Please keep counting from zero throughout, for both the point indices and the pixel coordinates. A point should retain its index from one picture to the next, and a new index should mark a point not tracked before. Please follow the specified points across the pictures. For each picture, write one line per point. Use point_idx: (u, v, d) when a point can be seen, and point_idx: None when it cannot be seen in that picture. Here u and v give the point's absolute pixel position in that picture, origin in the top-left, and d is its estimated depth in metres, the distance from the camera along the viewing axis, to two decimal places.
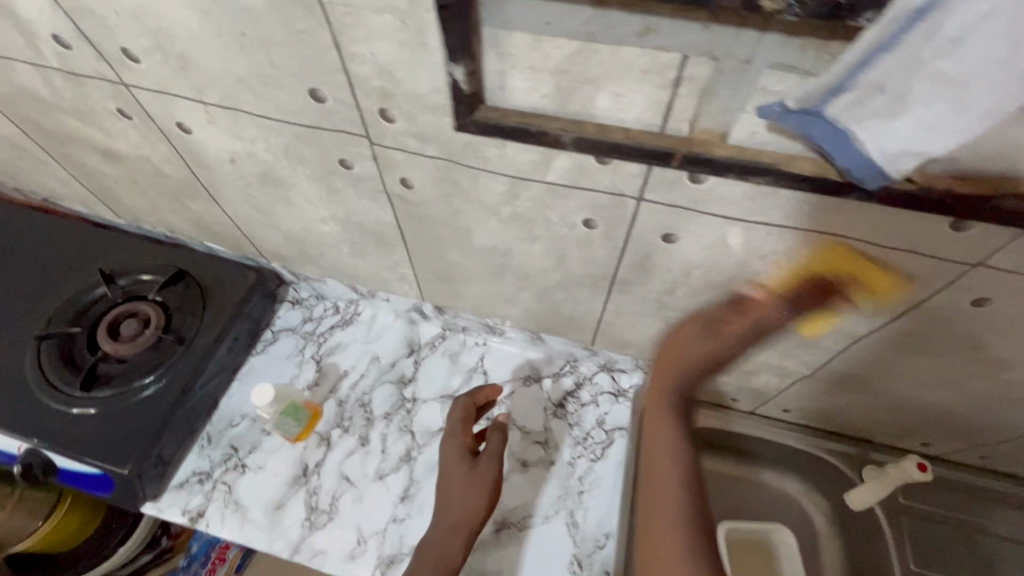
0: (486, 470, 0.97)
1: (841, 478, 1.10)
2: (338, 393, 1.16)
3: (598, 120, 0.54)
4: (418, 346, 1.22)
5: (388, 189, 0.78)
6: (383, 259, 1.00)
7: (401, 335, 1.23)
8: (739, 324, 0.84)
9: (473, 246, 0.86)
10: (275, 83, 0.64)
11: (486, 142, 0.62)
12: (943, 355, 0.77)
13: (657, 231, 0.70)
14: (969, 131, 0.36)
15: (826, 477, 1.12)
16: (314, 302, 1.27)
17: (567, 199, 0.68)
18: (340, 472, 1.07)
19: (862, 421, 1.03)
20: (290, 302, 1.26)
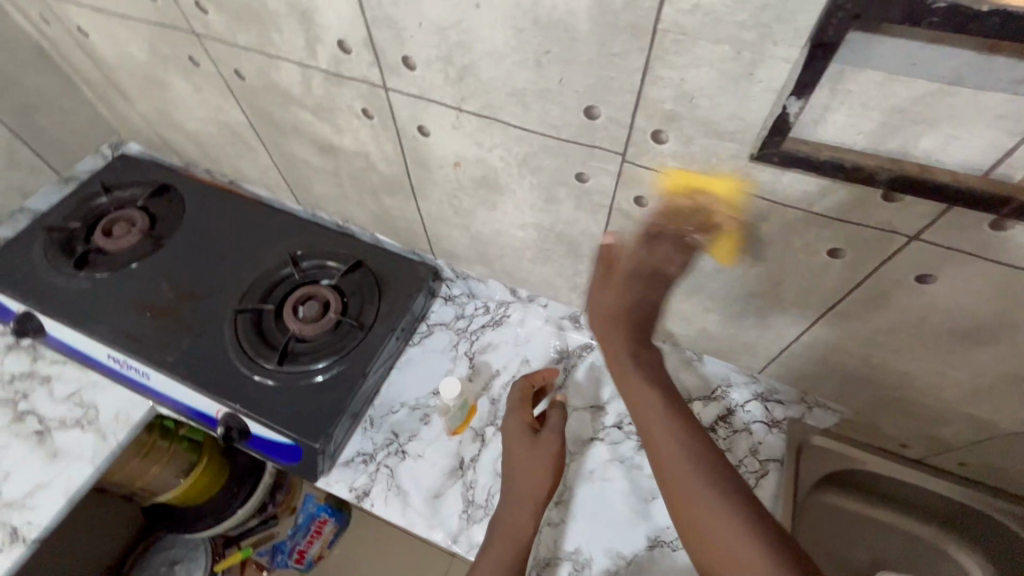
0: (548, 448, 1.00)
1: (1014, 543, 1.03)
2: (491, 392, 1.19)
3: (915, 157, 0.54)
4: (567, 354, 1.23)
5: (613, 204, 0.80)
6: (566, 268, 1.02)
7: (551, 342, 1.25)
8: (953, 373, 0.81)
9: (679, 265, 0.87)
10: (553, 98, 0.67)
11: (764, 171, 0.63)
12: None
13: (909, 271, 0.68)
14: None
15: (991, 532, 1.05)
16: (466, 300, 1.31)
17: (829, 230, 0.67)
18: (495, 469, 1.10)
19: None
20: (443, 298, 1.31)
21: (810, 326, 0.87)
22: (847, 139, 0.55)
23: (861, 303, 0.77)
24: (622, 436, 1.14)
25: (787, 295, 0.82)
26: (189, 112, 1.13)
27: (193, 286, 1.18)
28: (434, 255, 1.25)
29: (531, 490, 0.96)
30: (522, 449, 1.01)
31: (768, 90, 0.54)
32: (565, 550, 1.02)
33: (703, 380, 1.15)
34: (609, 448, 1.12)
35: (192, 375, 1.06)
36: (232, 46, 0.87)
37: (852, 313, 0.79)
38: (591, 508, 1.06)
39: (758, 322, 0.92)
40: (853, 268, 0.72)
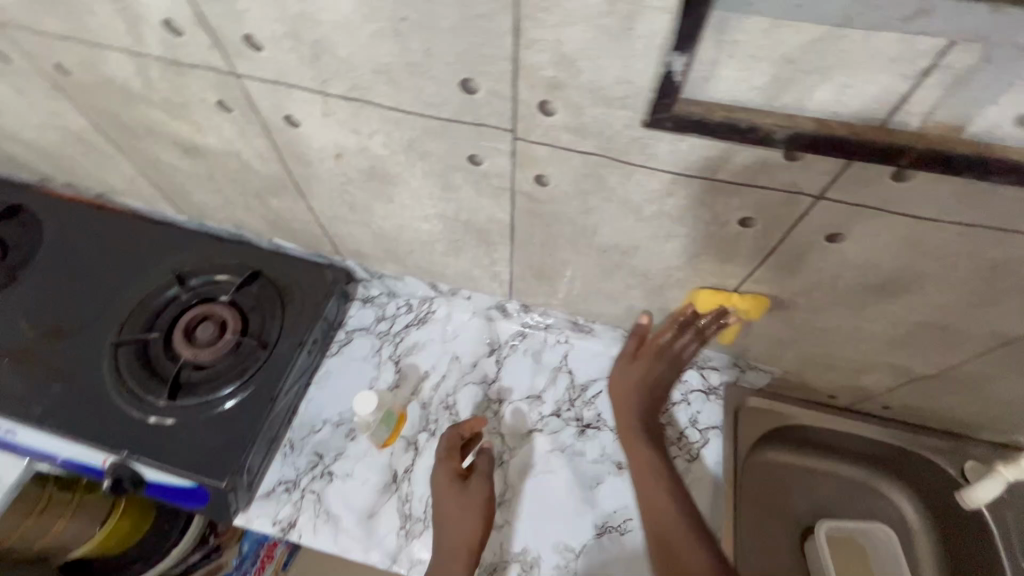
0: (477, 497, 0.96)
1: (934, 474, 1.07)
2: (421, 395, 1.12)
3: (811, 110, 0.49)
4: (498, 345, 1.17)
5: (515, 186, 0.73)
6: (481, 257, 0.95)
7: (480, 335, 1.18)
8: (872, 325, 0.80)
9: (594, 245, 0.82)
10: (424, 73, 0.58)
11: (662, 138, 0.57)
12: None
13: (820, 230, 0.65)
14: None
15: (916, 467, 1.09)
16: (386, 301, 1.21)
17: (736, 196, 0.63)
18: (432, 478, 1.03)
19: (968, 417, 0.99)
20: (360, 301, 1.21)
21: (733, 294, 0.84)
22: (741, 97, 0.50)
23: (775, 266, 0.74)
24: (562, 423, 1.09)
25: (706, 265, 0.78)
26: (22, 120, 0.96)
27: (63, 320, 1.03)
28: (343, 257, 1.14)
29: (463, 542, 0.91)
30: (454, 504, 0.94)
31: (650, 46, 0.47)
32: (512, 551, 0.97)
33: None
34: (549, 439, 1.08)
35: (69, 425, 0.92)
36: (46, 36, 0.73)
37: (771, 278, 0.77)
38: (534, 506, 1.01)
39: (682, 296, 0.88)
40: (766, 233, 0.68)
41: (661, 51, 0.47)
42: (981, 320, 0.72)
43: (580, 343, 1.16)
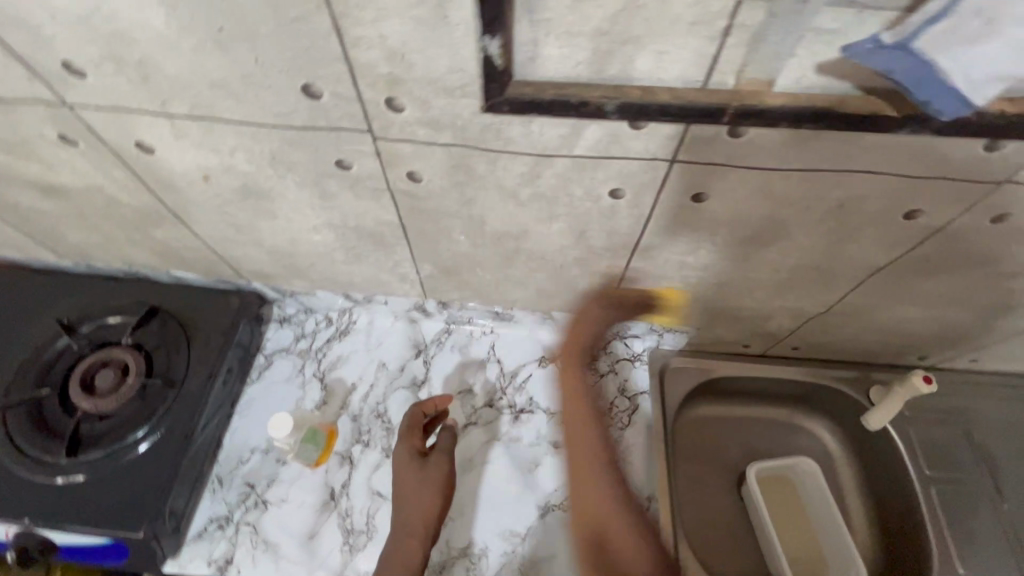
0: (436, 473, 0.94)
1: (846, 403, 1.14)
2: (349, 408, 1.08)
3: (635, 79, 0.51)
4: (424, 346, 1.14)
5: (391, 186, 0.72)
6: (383, 261, 0.94)
7: (405, 338, 1.15)
8: (758, 273, 0.84)
9: (486, 234, 0.82)
10: (261, 82, 0.57)
11: (511, 120, 0.58)
12: (944, 282, 0.81)
13: (684, 191, 0.67)
14: None
15: (829, 399, 1.16)
16: (304, 317, 1.17)
17: (599, 168, 0.64)
18: (370, 488, 1.00)
19: (868, 343, 1.05)
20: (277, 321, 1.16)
21: (629, 263, 0.86)
22: (568, 72, 0.51)
23: (656, 231, 0.76)
24: (496, 413, 1.07)
25: (594, 239, 0.80)
26: None
27: None
28: (248, 280, 1.09)
29: (418, 519, 0.90)
30: (412, 481, 0.93)
31: (468, 31, 0.48)
32: (459, 547, 0.95)
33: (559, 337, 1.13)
34: (485, 430, 1.06)
35: None
36: None
37: (657, 243, 0.79)
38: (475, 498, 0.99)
39: (582, 271, 0.90)
40: (638, 201, 0.70)
41: (478, 36, 0.47)
42: (847, 255, 0.77)
43: (504, 332, 1.15)
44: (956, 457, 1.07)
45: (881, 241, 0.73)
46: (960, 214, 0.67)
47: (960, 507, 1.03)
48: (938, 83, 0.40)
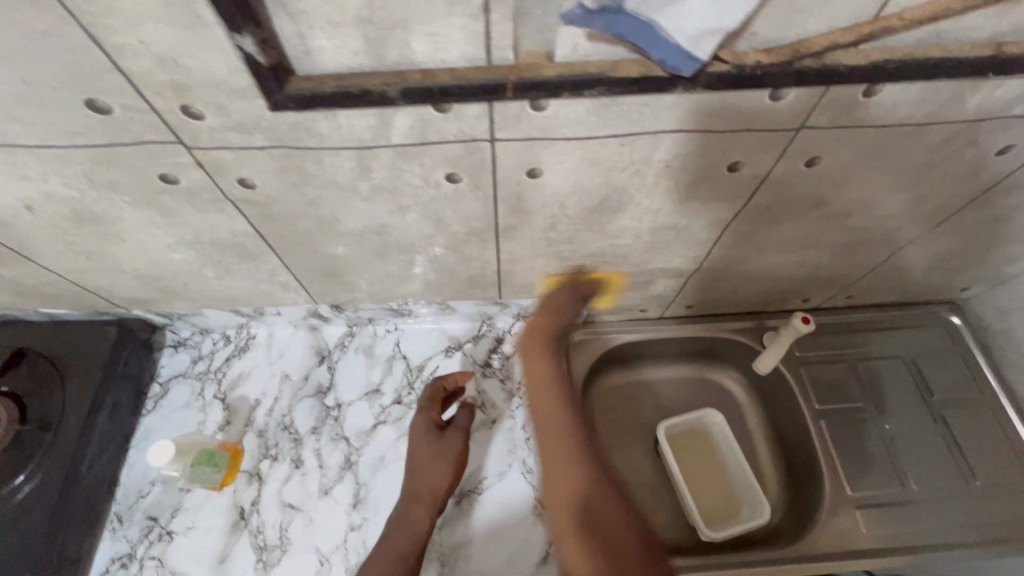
0: (451, 445, 0.92)
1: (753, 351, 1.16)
2: (254, 426, 1.02)
3: (413, 66, 0.53)
4: (327, 352, 1.09)
5: (227, 197, 0.70)
6: (258, 271, 0.90)
7: (307, 348, 1.09)
8: (625, 241, 0.86)
9: (348, 236, 0.81)
10: (42, 102, 0.55)
11: (320, 116, 0.58)
12: (792, 228, 0.85)
13: (519, 168, 0.68)
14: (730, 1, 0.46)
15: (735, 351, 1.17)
16: (200, 339, 1.11)
17: (425, 155, 0.65)
18: (281, 503, 0.95)
19: (768, 290, 1.05)
20: (171, 347, 1.10)
21: (500, 248, 0.86)
22: (349, 65, 0.52)
23: (510, 212, 0.77)
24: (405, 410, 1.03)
25: (455, 227, 0.80)
26: None
27: None
28: (123, 308, 1.02)
29: (428, 490, 0.89)
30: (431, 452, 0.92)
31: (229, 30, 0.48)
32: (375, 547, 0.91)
33: (462, 324, 1.09)
34: (395, 428, 1.01)
35: None
36: None
37: (517, 224, 0.79)
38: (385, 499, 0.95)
39: (459, 261, 0.89)
40: (479, 183, 0.70)
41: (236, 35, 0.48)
42: (697, 211, 0.79)
43: (409, 325, 1.10)
44: (847, 393, 1.07)
45: (721, 195, 0.76)
46: (779, 161, 0.70)
47: (854, 442, 1.03)
48: (662, 39, 0.48)
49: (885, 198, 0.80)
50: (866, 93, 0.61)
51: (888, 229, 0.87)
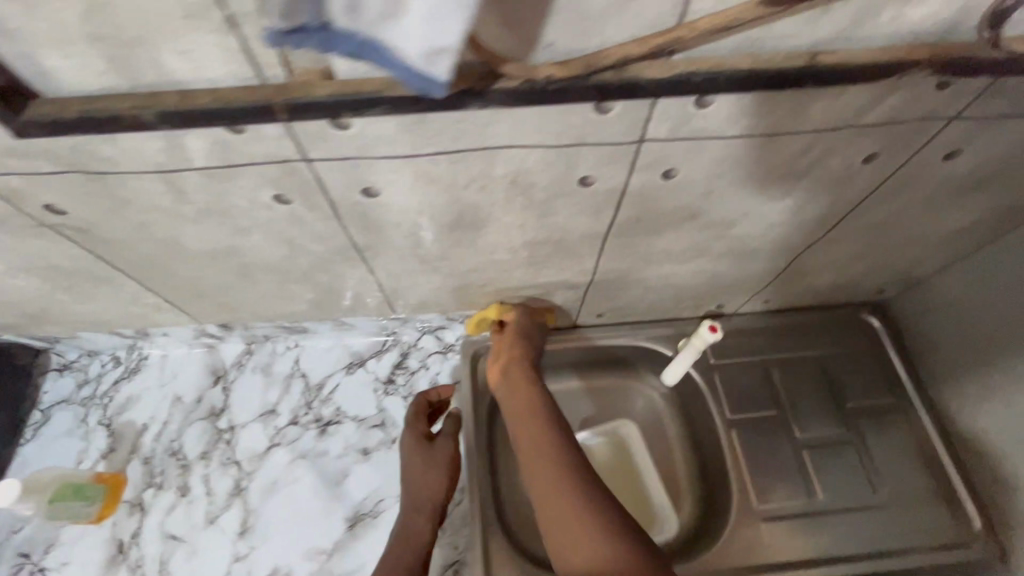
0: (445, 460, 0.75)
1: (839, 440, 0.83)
2: (134, 450, 0.78)
3: (231, 58, 0.34)
4: (222, 372, 0.84)
5: (203, 254, 0.57)
6: (170, 316, 0.74)
7: (195, 368, 0.84)
8: (615, 311, 0.85)
9: (261, 274, 0.64)
10: None
11: (493, 261, 0.64)
12: (828, 279, 0.81)
13: (514, 196, 0.51)
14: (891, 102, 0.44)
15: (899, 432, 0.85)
16: (85, 359, 0.84)
17: (376, 158, 0.44)
18: (209, 523, 0.74)
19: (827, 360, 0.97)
20: (55, 368, 0.83)
21: (609, 289, 0.76)
22: (536, 235, 0.59)
23: (615, 233, 0.60)
24: None
25: (570, 262, 0.66)
26: None
27: None
28: None
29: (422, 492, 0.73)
30: (414, 461, 0.75)
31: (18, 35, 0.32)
32: None
33: (384, 345, 0.87)
34: None
35: None
36: None
37: (634, 272, 0.71)
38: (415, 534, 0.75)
39: (484, 305, 0.78)
40: (626, 180, 0.50)
41: None
42: (678, 273, 0.73)
43: (337, 343, 0.87)
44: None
45: (715, 266, 0.72)
46: (867, 189, 0.56)
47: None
48: (833, 101, 0.43)
49: (916, 252, 0.74)
50: (866, 157, 0.51)
51: (914, 270, 0.80)
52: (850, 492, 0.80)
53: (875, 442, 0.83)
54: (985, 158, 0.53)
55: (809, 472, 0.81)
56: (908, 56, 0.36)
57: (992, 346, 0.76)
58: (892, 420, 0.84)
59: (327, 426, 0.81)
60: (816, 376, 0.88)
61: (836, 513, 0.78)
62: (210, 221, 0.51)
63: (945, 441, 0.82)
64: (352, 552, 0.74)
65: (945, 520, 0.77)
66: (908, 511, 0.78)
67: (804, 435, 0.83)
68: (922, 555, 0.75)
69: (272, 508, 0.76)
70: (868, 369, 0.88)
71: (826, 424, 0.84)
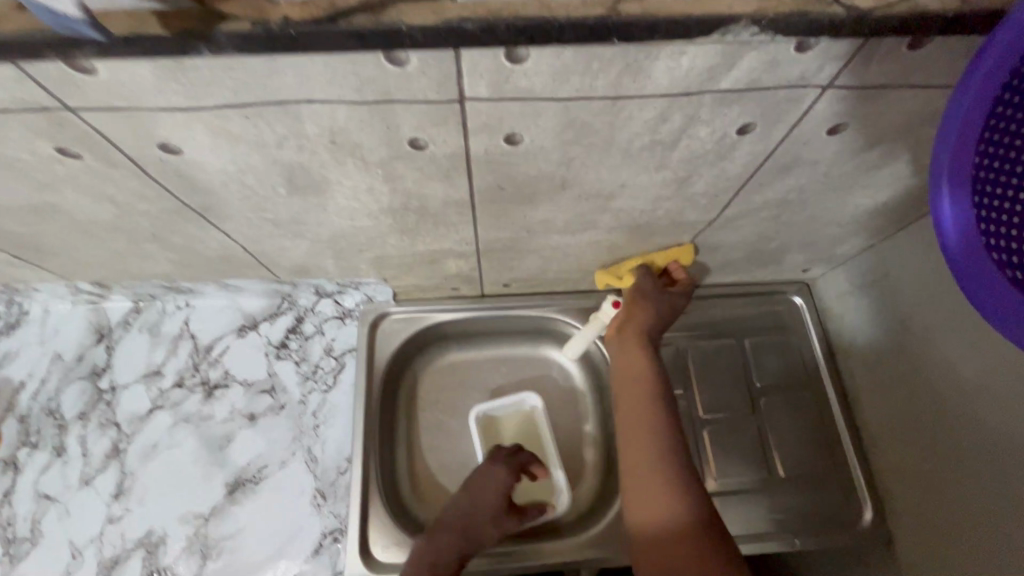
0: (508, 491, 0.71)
1: (741, 421, 0.81)
2: (11, 408, 0.76)
3: None
4: (106, 330, 0.81)
5: (23, 211, 0.53)
6: (33, 272, 0.70)
7: (78, 324, 0.81)
8: (521, 282, 0.81)
9: (105, 235, 0.59)
10: None
11: (358, 227, 0.59)
12: (741, 256, 0.76)
13: (343, 158, 0.46)
14: (741, 68, 0.39)
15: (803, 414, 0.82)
16: None
17: (155, 112, 0.39)
18: (83, 483, 0.73)
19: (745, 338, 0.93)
20: None
21: (504, 260, 0.72)
22: (392, 200, 0.54)
23: (480, 201, 0.54)
24: (339, 401, 0.80)
25: (445, 231, 0.61)
26: None
27: None
28: None
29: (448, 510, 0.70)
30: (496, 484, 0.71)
31: None
32: (286, 545, 0.72)
33: (279, 308, 0.83)
34: (324, 431, 0.78)
35: None
36: None
37: (524, 243, 0.67)
38: (291, 499, 0.74)
39: (374, 273, 0.74)
40: (465, 145, 0.45)
41: None
42: (574, 245, 0.68)
43: (229, 304, 0.83)
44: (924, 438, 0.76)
45: (611, 240, 0.67)
46: (750, 165, 0.51)
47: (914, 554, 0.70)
48: (668, 62, 0.37)
49: (827, 233, 0.70)
50: (738, 128, 0.45)
51: (834, 249, 0.76)
52: (743, 474, 0.78)
53: (777, 425, 0.81)
54: (877, 133, 0.48)
55: (704, 452, 0.79)
56: (728, 12, 0.33)
57: (901, 334, 0.71)
58: (798, 405, 0.82)
59: (214, 390, 0.79)
60: (729, 357, 0.85)
61: (725, 495, 0.77)
62: (2, 173, 0.46)
63: (849, 427, 0.79)
64: (229, 517, 0.73)
65: (834, 506, 0.76)
66: (798, 495, 0.77)
67: (705, 416, 0.81)
68: (803, 539, 0.75)
69: (149, 471, 0.74)
70: (782, 351, 0.85)
71: (730, 405, 0.82)
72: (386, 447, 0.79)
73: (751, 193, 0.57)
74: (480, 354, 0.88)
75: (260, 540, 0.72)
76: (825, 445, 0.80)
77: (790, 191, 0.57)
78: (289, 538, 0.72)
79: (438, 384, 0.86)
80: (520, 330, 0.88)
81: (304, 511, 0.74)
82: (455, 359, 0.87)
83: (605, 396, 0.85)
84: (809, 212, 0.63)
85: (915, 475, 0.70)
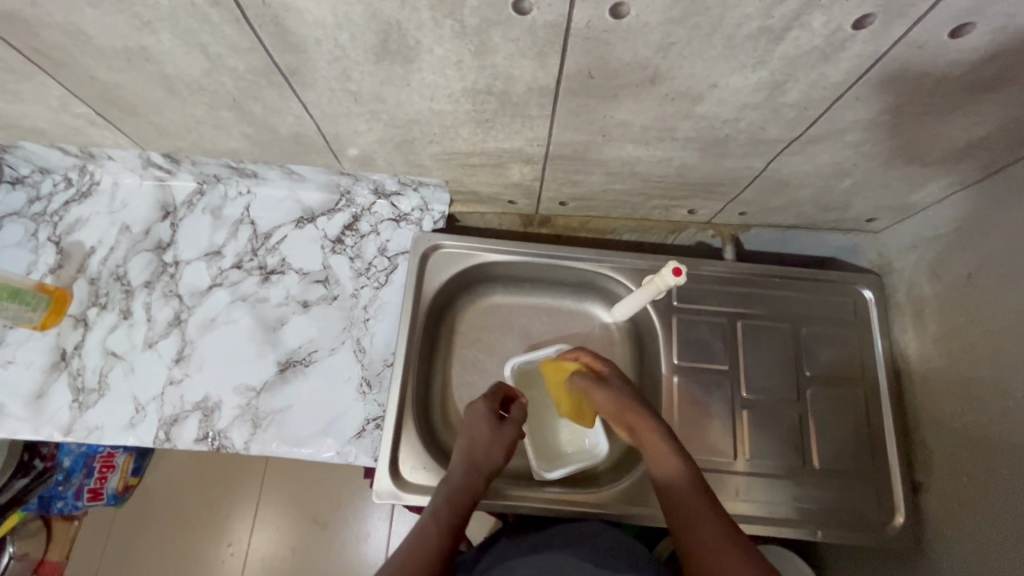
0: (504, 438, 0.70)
1: (784, 403, 0.79)
2: (84, 272, 0.80)
3: None
4: (171, 208, 0.83)
5: (119, 55, 0.54)
6: (113, 135, 0.72)
7: (145, 201, 0.83)
8: (579, 202, 0.81)
9: (192, 98, 0.60)
10: None
11: (434, 112, 0.59)
12: (811, 195, 0.74)
13: (443, 18, 0.45)
14: None
15: (851, 403, 0.79)
16: (36, 178, 0.82)
17: None
18: (148, 344, 0.77)
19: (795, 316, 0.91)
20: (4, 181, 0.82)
21: (570, 172, 0.71)
22: (478, 81, 0.53)
23: (566, 90, 0.54)
24: (389, 301, 0.82)
25: (520, 128, 0.61)
26: None
27: None
28: None
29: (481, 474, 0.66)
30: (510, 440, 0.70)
31: None
32: (330, 435, 0.75)
33: (337, 205, 0.84)
34: (374, 326, 0.80)
35: None
36: None
37: (595, 153, 0.66)
38: (336, 398, 0.77)
39: (437, 173, 0.74)
40: (570, 11, 0.44)
41: None
42: (644, 161, 0.68)
43: (288, 196, 0.84)
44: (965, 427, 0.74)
45: (683, 158, 0.66)
46: (852, 70, 0.49)
47: (952, 517, 0.69)
48: None
49: (906, 174, 0.68)
50: (856, 18, 0.44)
51: (910, 197, 0.73)
52: (774, 456, 0.76)
53: (821, 410, 0.78)
54: (1002, 42, 0.45)
55: (742, 430, 0.77)
56: None
57: (965, 290, 0.69)
58: (847, 390, 0.80)
59: (271, 275, 0.81)
60: (782, 338, 0.82)
61: (759, 477, 0.75)
62: (108, 3, 0.47)
63: (895, 408, 0.78)
64: (281, 394, 0.76)
65: (869, 479, 0.76)
66: (826, 485, 0.75)
67: (747, 395, 0.79)
68: (825, 530, 0.73)
69: (208, 342, 0.78)
70: (836, 336, 0.82)
71: (774, 388, 0.79)
72: (425, 377, 0.81)
73: (844, 109, 0.55)
74: (524, 301, 0.89)
75: (308, 419, 0.75)
76: (871, 416, 0.78)
77: (886, 112, 0.55)
78: (334, 420, 0.75)
79: (483, 310, 0.88)
80: (568, 282, 0.88)
81: (350, 396, 0.77)
82: (500, 301, 0.88)
83: (643, 331, 0.85)
84: (897, 143, 0.61)
85: (959, 429, 0.69)
